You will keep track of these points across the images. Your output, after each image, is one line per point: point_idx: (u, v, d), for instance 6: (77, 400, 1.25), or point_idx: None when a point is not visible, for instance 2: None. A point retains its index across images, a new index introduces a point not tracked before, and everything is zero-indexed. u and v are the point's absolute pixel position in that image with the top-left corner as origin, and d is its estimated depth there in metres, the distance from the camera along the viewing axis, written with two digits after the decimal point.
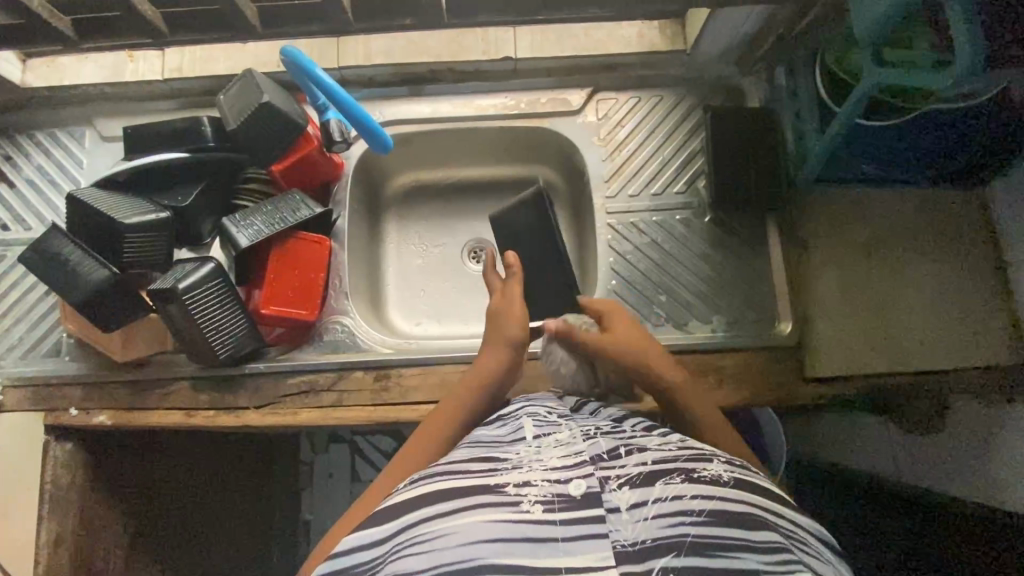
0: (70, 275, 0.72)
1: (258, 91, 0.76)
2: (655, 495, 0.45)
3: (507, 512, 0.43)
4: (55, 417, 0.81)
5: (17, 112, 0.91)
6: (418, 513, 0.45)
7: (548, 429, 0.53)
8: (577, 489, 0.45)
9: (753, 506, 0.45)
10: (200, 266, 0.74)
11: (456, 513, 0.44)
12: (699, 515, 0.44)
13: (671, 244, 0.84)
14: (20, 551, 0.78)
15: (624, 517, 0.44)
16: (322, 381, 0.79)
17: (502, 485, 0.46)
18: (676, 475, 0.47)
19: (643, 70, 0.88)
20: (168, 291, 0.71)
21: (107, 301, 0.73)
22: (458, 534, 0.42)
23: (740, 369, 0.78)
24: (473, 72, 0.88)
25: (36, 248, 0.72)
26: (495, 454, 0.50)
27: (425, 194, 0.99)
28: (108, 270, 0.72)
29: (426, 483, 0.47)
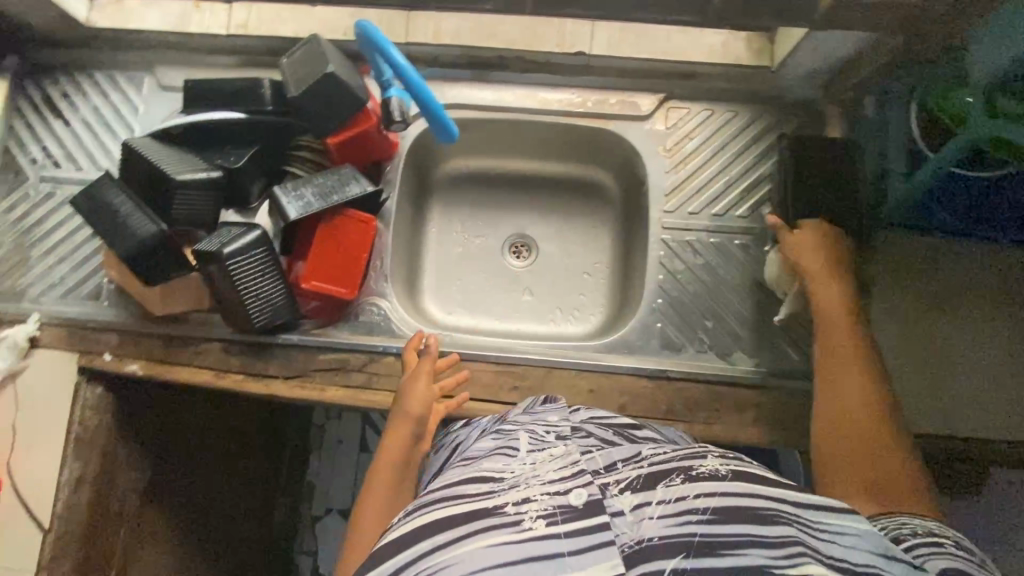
0: (120, 226, 0.71)
1: (324, 60, 0.75)
2: (657, 497, 0.44)
3: (508, 533, 0.41)
4: (87, 360, 0.82)
5: (79, 51, 0.91)
6: (417, 546, 0.42)
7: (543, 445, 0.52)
8: (578, 499, 0.44)
9: (759, 499, 0.43)
10: (246, 232, 0.73)
11: (456, 542, 0.41)
12: (704, 512, 0.42)
13: (724, 269, 0.80)
14: (45, 485, 0.80)
15: (629, 520, 0.43)
16: (353, 361, 0.78)
17: (500, 505, 0.44)
18: (676, 476, 0.45)
19: (721, 82, 0.83)
20: (213, 254, 0.70)
21: (148, 260, 0.71)
22: (464, 562, 0.40)
23: (780, 408, 0.75)
24: (543, 63, 0.84)
25: (89, 196, 0.72)
26: (490, 472, 0.48)
27: (473, 182, 0.97)
28: (158, 226, 0.71)
29: (419, 514, 0.44)
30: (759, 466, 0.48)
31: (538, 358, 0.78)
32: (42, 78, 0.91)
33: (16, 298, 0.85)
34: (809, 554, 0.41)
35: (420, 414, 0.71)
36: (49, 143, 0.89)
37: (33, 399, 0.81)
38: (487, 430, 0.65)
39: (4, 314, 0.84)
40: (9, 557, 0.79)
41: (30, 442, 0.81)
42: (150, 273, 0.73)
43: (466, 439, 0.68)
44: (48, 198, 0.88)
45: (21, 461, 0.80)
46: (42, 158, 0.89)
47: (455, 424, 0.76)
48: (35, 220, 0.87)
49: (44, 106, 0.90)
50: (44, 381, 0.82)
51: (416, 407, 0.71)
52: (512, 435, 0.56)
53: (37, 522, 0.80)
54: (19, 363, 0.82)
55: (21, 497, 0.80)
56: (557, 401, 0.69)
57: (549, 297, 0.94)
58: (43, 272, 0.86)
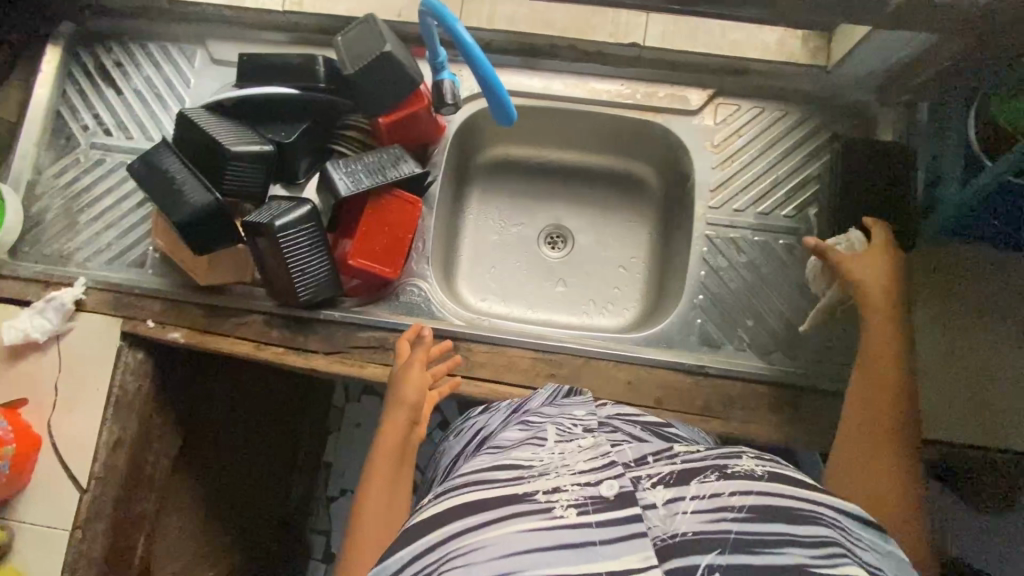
0: (174, 193, 0.72)
1: (381, 40, 0.75)
2: (691, 493, 0.44)
3: (539, 518, 0.42)
4: (130, 325, 0.83)
5: (134, 21, 0.92)
6: (448, 524, 0.42)
7: (572, 437, 0.52)
8: (610, 489, 0.44)
9: (798, 499, 0.43)
10: (296, 207, 0.73)
11: (488, 525, 0.42)
12: (740, 511, 0.42)
13: (767, 268, 0.80)
14: (85, 446, 0.81)
15: (661, 513, 0.43)
16: (392, 340, 0.79)
17: (531, 492, 0.44)
18: (710, 472, 0.45)
19: (772, 80, 0.83)
20: (266, 229, 0.71)
21: (202, 228, 0.72)
22: (494, 545, 0.40)
23: (819, 411, 0.75)
24: (595, 53, 0.84)
25: (146, 162, 0.73)
26: (518, 459, 0.48)
27: (513, 170, 0.97)
28: (212, 195, 0.71)
29: (449, 497, 0.45)
30: (793, 468, 0.47)
31: (575, 347, 0.78)
32: (97, 47, 0.92)
33: (63, 261, 0.86)
34: (847, 556, 0.41)
35: (415, 402, 0.70)
36: (101, 111, 0.90)
37: (76, 361, 0.83)
38: (508, 421, 0.64)
39: (50, 276, 0.85)
40: (44, 515, 0.80)
41: (71, 403, 0.82)
42: (201, 241, 0.73)
43: (488, 424, 0.67)
44: (98, 165, 0.89)
45: (61, 421, 0.82)
46: (93, 125, 0.90)
47: (473, 411, 0.76)
48: (84, 186, 0.89)
49: (97, 75, 0.91)
50: (87, 344, 0.83)
51: (410, 395, 0.70)
52: (538, 426, 0.55)
53: (75, 482, 0.81)
54: (64, 325, 0.83)
55: (60, 456, 0.81)
56: (583, 393, 0.67)
57: (584, 289, 0.94)
58: (90, 238, 0.87)
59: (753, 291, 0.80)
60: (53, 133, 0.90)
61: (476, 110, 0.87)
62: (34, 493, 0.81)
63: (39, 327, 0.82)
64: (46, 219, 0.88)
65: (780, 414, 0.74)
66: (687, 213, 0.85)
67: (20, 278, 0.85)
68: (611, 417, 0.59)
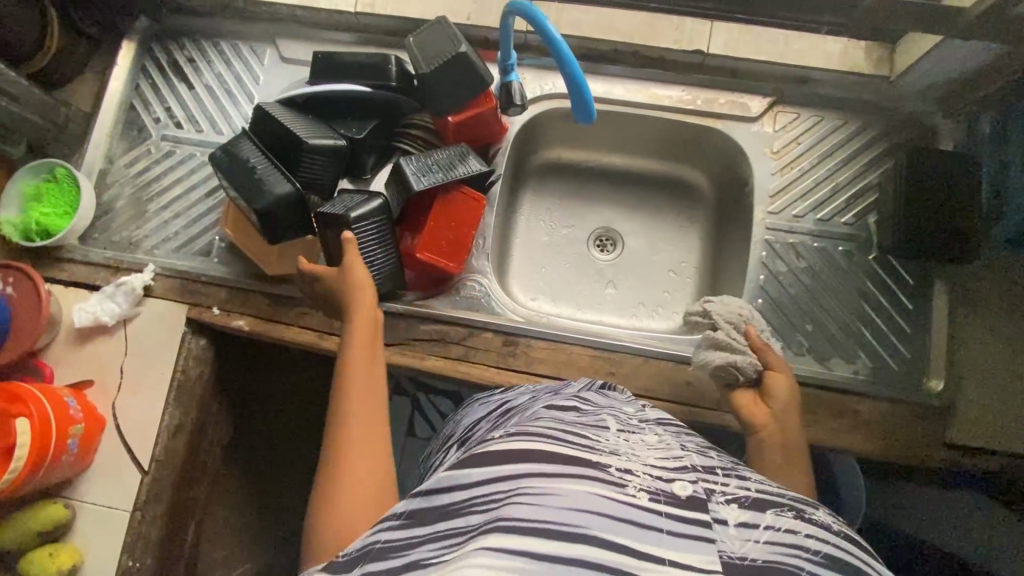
0: (254, 183, 0.74)
1: (455, 42, 0.77)
2: (766, 522, 0.40)
3: (611, 490, 0.38)
4: (197, 312, 0.85)
5: (209, 19, 0.95)
6: (522, 464, 0.39)
7: (635, 429, 0.48)
8: (682, 490, 0.40)
9: (869, 563, 0.40)
10: (370, 201, 0.75)
11: (564, 476, 0.38)
12: (814, 554, 0.39)
13: (827, 273, 0.81)
14: (147, 428, 0.83)
15: (732, 532, 0.39)
16: (453, 333, 0.81)
17: (603, 462, 0.41)
18: (788, 509, 0.42)
19: (832, 90, 0.84)
20: (345, 220, 0.73)
21: (282, 216, 0.74)
22: (567, 496, 0.37)
23: (878, 418, 0.75)
24: (657, 59, 0.86)
25: (227, 153, 0.76)
26: (585, 430, 0.44)
27: (566, 173, 0.98)
28: (292, 186, 0.74)
29: (523, 437, 0.41)
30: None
31: (634, 346, 0.79)
32: (171, 43, 0.95)
33: (130, 248, 0.89)
34: None
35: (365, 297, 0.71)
36: (172, 105, 0.93)
37: (142, 344, 0.85)
38: (544, 397, 0.58)
39: (119, 262, 0.88)
40: (104, 494, 0.81)
41: (136, 385, 0.84)
42: (280, 229, 0.76)
43: (516, 399, 0.64)
44: (167, 156, 0.92)
45: (125, 402, 0.84)
46: (164, 118, 0.93)
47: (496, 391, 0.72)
48: (154, 176, 0.92)
49: (170, 70, 0.95)
50: (154, 328, 0.85)
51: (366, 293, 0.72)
52: (594, 411, 0.50)
53: (137, 464, 0.82)
54: (132, 309, 0.85)
55: (123, 435, 0.83)
56: (623, 392, 0.61)
57: (634, 291, 0.93)
58: (158, 226, 0.90)
59: (813, 298, 0.80)
60: (125, 123, 0.93)
61: (537, 112, 0.89)
62: (97, 473, 0.82)
63: (109, 311, 0.84)
64: (115, 207, 0.91)
65: (840, 419, 0.75)
66: (745, 219, 0.86)
67: (90, 263, 0.88)
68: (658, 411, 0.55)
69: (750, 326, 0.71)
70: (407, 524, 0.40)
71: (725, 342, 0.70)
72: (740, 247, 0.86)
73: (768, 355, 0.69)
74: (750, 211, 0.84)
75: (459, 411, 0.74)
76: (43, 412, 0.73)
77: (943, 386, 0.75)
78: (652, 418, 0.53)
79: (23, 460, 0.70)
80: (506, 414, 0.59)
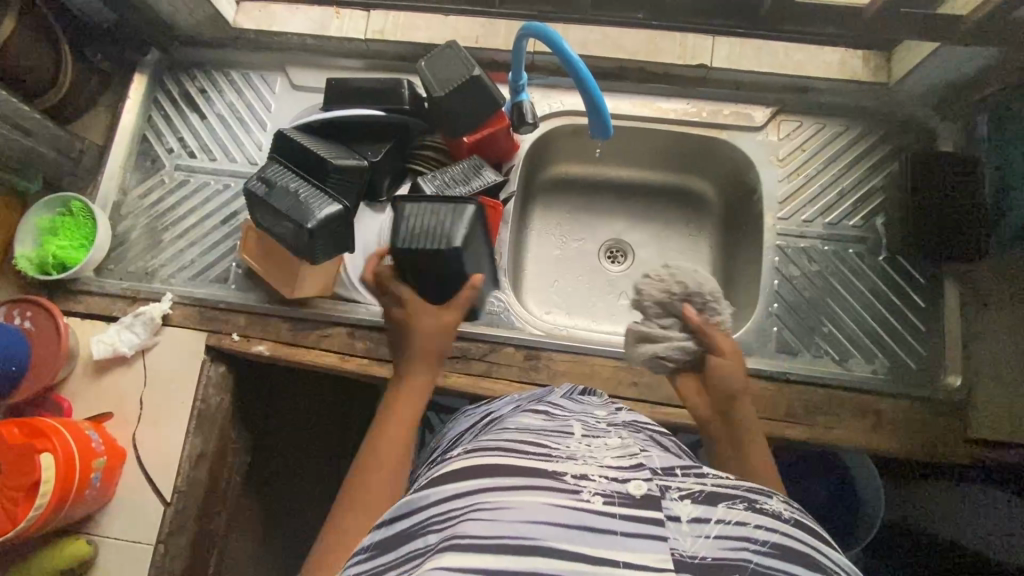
0: (298, 207, 0.73)
1: (468, 65, 0.79)
2: (717, 515, 0.41)
3: (564, 497, 0.40)
4: (216, 339, 0.85)
5: (219, 51, 0.97)
6: (480, 481, 0.41)
7: (599, 434, 0.50)
8: (637, 489, 0.41)
9: (816, 549, 0.40)
10: (462, 215, 0.69)
11: (514, 488, 0.40)
12: (762, 544, 0.39)
13: (838, 274, 0.82)
14: (168, 458, 0.82)
15: (684, 529, 0.39)
16: (474, 349, 0.81)
17: (559, 471, 0.42)
18: (740, 502, 0.42)
19: (834, 99, 0.87)
20: (450, 250, 0.67)
21: (326, 237, 0.75)
22: (517, 508, 0.38)
23: (899, 416, 0.76)
24: (662, 74, 0.88)
25: (265, 181, 0.75)
26: (546, 441, 0.46)
27: (573, 187, 1.00)
28: (339, 205, 0.74)
29: (480, 454, 0.44)
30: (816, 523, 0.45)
31: None
32: (182, 75, 0.97)
33: (147, 278, 0.89)
34: None
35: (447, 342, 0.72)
36: (184, 135, 0.95)
37: (160, 373, 0.84)
38: (521, 406, 0.60)
39: (136, 292, 0.88)
40: (125, 528, 0.80)
41: (155, 414, 0.83)
42: (322, 251, 0.77)
43: (500, 409, 0.64)
44: (181, 186, 0.93)
45: (144, 432, 0.83)
46: (177, 148, 0.94)
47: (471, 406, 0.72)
48: (169, 206, 0.92)
49: (181, 101, 0.96)
50: (172, 356, 0.85)
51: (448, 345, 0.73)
52: (564, 417, 0.53)
53: (160, 496, 0.81)
54: (150, 338, 0.85)
55: (142, 468, 0.82)
56: (598, 396, 0.63)
57: None
58: (174, 254, 0.90)
59: (830, 300, 0.81)
60: (138, 155, 0.94)
61: (547, 128, 0.90)
62: (118, 507, 0.81)
63: (128, 341, 0.84)
64: (130, 238, 0.91)
65: (862, 419, 0.76)
66: (755, 226, 0.87)
67: (107, 294, 0.88)
68: (637, 419, 0.57)
69: (687, 305, 0.66)
70: (374, 554, 0.42)
71: (651, 331, 0.65)
72: (752, 253, 0.87)
73: (704, 337, 0.65)
74: (760, 218, 0.86)
75: (449, 423, 0.72)
76: (66, 447, 0.72)
77: (960, 381, 0.77)
78: (621, 422, 0.55)
79: (46, 497, 0.69)
80: (487, 425, 0.59)
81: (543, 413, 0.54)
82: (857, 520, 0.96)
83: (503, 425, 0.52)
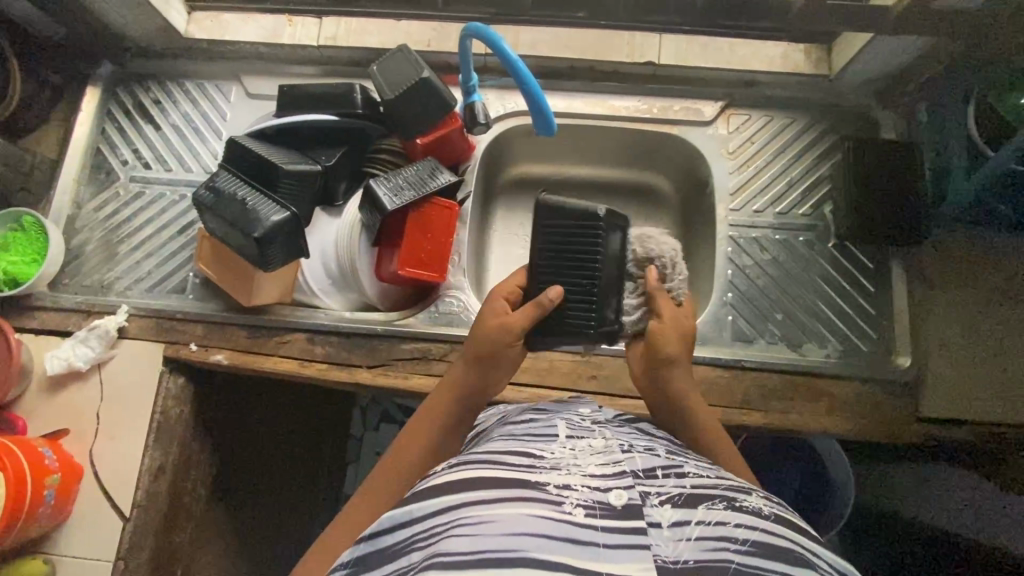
0: (247, 214, 0.74)
1: (418, 67, 0.81)
2: (697, 518, 0.42)
3: (548, 509, 0.41)
4: (174, 350, 0.84)
5: (172, 61, 0.96)
6: (462, 495, 0.43)
7: (583, 435, 0.51)
8: (618, 499, 0.42)
9: (795, 543, 0.42)
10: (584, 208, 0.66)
11: (498, 501, 0.42)
12: (743, 543, 0.40)
13: (790, 263, 0.84)
14: (128, 472, 0.81)
15: (665, 534, 0.41)
16: (434, 350, 0.81)
17: (542, 481, 0.44)
18: (719, 501, 0.44)
19: (780, 91, 0.89)
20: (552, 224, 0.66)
21: (277, 243, 0.75)
22: (498, 522, 0.40)
23: (854, 398, 0.77)
24: (612, 72, 0.90)
25: (213, 190, 0.76)
26: (531, 450, 0.48)
27: (533, 187, 1.00)
28: (288, 211, 0.75)
29: (465, 469, 0.46)
30: (799, 516, 0.46)
31: (613, 349, 0.81)
32: (135, 86, 0.96)
33: (103, 291, 0.88)
34: None
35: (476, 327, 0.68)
36: (139, 145, 0.94)
37: (117, 386, 0.83)
38: (512, 414, 0.62)
39: (91, 305, 0.86)
40: (86, 545, 0.79)
41: (113, 429, 0.82)
42: (275, 258, 0.76)
43: (484, 421, 0.65)
44: (137, 198, 0.92)
45: (104, 448, 0.82)
46: (132, 159, 0.93)
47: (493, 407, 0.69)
48: (124, 218, 0.91)
49: (135, 111, 0.95)
50: (130, 369, 0.84)
51: (486, 334, 0.66)
52: (549, 419, 0.55)
53: (119, 512, 0.80)
54: (107, 351, 0.84)
55: (101, 483, 0.81)
56: (584, 398, 0.64)
57: None
58: (130, 266, 0.89)
59: (783, 287, 0.83)
60: (92, 168, 0.93)
61: (502, 129, 0.91)
62: (77, 524, 0.80)
63: (83, 355, 0.83)
64: (85, 251, 0.90)
65: (817, 402, 0.77)
66: (708, 218, 0.89)
67: (62, 309, 0.86)
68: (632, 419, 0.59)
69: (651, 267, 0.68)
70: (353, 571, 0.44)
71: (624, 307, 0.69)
72: (707, 244, 0.89)
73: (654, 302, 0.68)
74: (713, 210, 0.88)
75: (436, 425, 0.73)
76: (17, 464, 0.71)
77: (911, 361, 0.79)
78: (606, 423, 0.56)
79: None
80: (478, 436, 0.61)
81: (529, 418, 0.56)
82: (827, 507, 0.96)
83: (492, 435, 0.54)
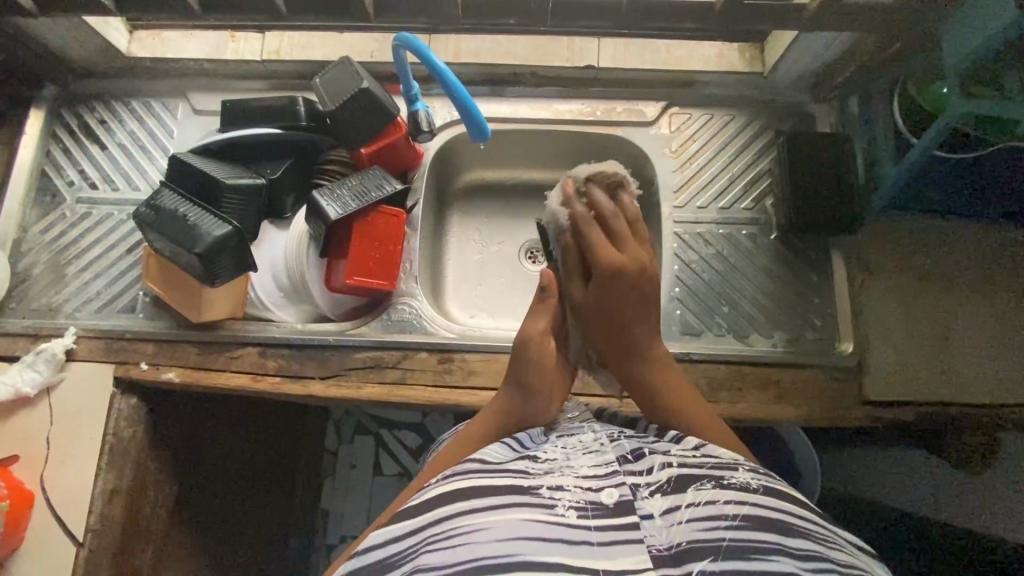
0: (189, 230, 0.74)
1: (358, 78, 0.81)
2: (687, 501, 0.46)
3: (541, 512, 0.45)
4: (124, 370, 0.83)
5: (116, 80, 0.96)
6: (453, 506, 0.46)
7: (574, 441, 0.55)
8: (610, 497, 0.46)
9: (786, 512, 0.46)
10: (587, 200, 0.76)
11: (489, 509, 0.45)
12: (733, 518, 0.44)
13: (734, 257, 0.86)
14: (79, 496, 0.79)
15: (659, 523, 0.45)
16: (386, 358, 0.82)
17: (535, 485, 0.47)
18: (707, 481, 0.48)
19: (718, 90, 0.91)
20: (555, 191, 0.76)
21: (223, 258, 0.75)
22: (492, 529, 0.43)
23: (803, 386, 0.79)
24: (554, 77, 0.91)
25: (153, 208, 0.76)
26: (524, 459, 0.51)
27: (488, 192, 1.01)
28: (229, 225, 0.75)
29: (454, 480, 0.48)
30: (787, 484, 0.50)
31: None
32: (79, 106, 0.96)
33: (51, 313, 0.87)
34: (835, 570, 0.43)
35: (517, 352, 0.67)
36: (85, 166, 0.93)
37: (66, 410, 0.82)
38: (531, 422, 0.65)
39: (40, 328, 0.86)
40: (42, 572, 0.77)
41: (63, 454, 0.80)
42: (223, 274, 0.77)
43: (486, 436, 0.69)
44: (84, 219, 0.91)
45: (55, 473, 0.80)
46: (79, 180, 0.93)
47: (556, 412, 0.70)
48: (72, 239, 0.90)
49: (78, 131, 0.95)
50: (80, 392, 0.82)
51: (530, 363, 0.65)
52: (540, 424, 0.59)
53: (70, 535, 0.78)
54: (55, 375, 0.83)
55: (52, 508, 0.79)
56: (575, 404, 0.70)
57: None
58: (78, 288, 0.88)
59: (728, 280, 0.85)
60: (38, 191, 0.92)
61: (450, 136, 0.92)
62: (30, 553, 0.78)
63: (30, 381, 0.81)
64: (32, 274, 0.89)
65: (766, 391, 0.78)
66: (654, 215, 0.91)
67: (9, 334, 0.85)
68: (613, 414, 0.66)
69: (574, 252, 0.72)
70: None
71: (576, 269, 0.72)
72: (655, 242, 0.90)
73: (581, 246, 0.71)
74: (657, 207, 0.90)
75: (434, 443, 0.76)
76: None
77: (853, 347, 0.80)
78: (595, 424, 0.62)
79: None
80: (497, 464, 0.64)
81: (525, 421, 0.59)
82: None
83: None
